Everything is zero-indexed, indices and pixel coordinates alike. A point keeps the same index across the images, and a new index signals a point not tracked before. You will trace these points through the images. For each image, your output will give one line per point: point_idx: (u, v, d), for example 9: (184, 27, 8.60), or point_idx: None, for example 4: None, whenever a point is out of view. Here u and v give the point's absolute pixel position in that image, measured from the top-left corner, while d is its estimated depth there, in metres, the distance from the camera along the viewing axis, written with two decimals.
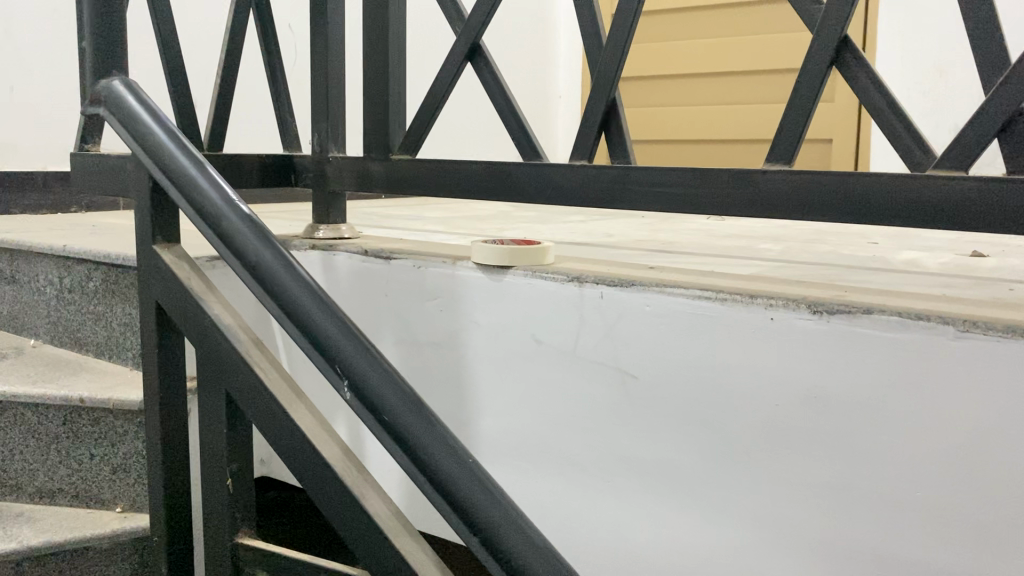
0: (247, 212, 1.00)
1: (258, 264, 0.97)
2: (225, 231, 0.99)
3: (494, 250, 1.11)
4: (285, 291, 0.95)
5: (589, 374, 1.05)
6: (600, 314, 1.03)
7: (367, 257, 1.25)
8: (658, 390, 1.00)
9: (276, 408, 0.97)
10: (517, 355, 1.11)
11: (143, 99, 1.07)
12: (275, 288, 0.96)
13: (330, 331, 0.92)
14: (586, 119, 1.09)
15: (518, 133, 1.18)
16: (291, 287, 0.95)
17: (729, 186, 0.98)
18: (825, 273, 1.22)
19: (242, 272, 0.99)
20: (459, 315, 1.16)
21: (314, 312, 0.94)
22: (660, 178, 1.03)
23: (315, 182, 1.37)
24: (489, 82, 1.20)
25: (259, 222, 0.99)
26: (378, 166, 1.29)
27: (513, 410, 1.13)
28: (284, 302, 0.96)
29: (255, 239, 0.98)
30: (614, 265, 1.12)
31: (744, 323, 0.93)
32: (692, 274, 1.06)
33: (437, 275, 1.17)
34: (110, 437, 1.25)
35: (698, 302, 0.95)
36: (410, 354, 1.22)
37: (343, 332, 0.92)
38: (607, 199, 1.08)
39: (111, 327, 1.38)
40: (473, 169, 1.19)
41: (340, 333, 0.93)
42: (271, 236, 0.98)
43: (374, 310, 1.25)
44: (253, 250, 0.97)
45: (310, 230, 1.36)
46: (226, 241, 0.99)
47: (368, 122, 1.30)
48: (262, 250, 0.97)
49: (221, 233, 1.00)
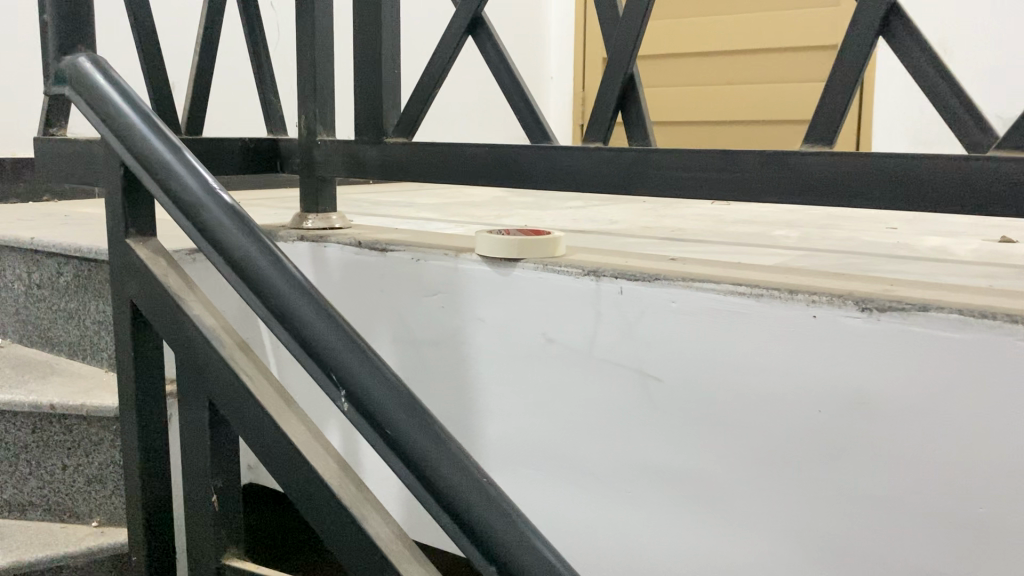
0: (229, 200, 0.89)
1: (240, 259, 0.87)
2: (203, 222, 0.89)
3: (501, 242, 1.02)
4: (272, 289, 0.85)
5: (607, 376, 0.96)
6: (619, 311, 0.94)
7: (360, 249, 1.15)
8: (685, 395, 0.91)
9: (266, 419, 0.87)
10: (526, 356, 1.02)
11: (112, 77, 0.97)
12: (260, 285, 0.86)
13: (322, 333, 0.82)
14: (600, 98, 0.99)
15: (524, 113, 1.08)
16: (277, 284, 0.85)
17: (761, 170, 0.89)
18: (854, 262, 1.13)
19: (224, 268, 0.88)
20: (462, 312, 1.07)
21: (304, 313, 0.83)
22: (682, 162, 0.94)
23: (303, 167, 1.27)
24: (492, 58, 1.10)
25: (242, 212, 0.89)
26: (371, 151, 1.19)
27: (521, 415, 1.04)
28: (271, 302, 0.85)
29: (236, 231, 0.87)
30: (631, 256, 1.03)
31: (782, 321, 0.84)
32: (717, 266, 0.98)
33: (438, 269, 1.08)
34: (83, 446, 1.16)
35: (730, 298, 0.86)
36: (408, 354, 1.13)
37: (336, 334, 0.82)
38: (623, 186, 0.98)
39: (84, 326, 1.28)
40: (474, 153, 1.09)
41: (333, 335, 0.82)
42: (254, 226, 0.88)
43: (369, 306, 1.15)
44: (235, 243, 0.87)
45: (298, 220, 1.26)
46: (205, 233, 0.89)
47: (360, 103, 1.20)
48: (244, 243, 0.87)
49: (200, 224, 0.89)
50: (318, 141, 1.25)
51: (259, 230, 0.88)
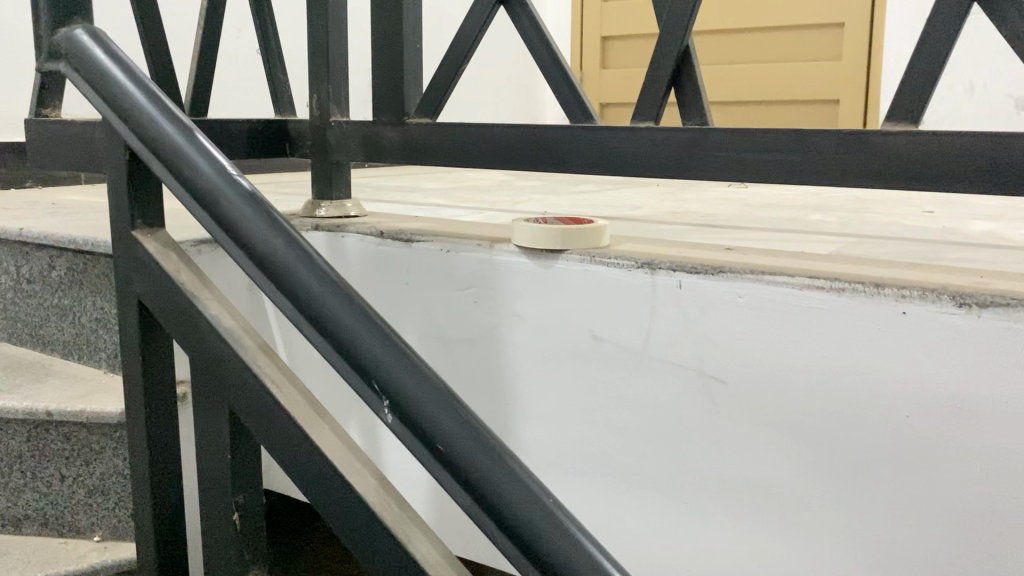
0: (249, 187, 0.80)
1: (262, 253, 0.77)
2: (221, 212, 0.80)
3: (541, 231, 0.93)
4: (302, 286, 0.76)
5: (664, 377, 0.88)
6: (678, 307, 0.86)
7: (382, 239, 1.06)
8: (753, 398, 0.84)
9: (296, 431, 0.79)
10: (572, 355, 0.94)
11: (113, 52, 0.87)
12: (286, 282, 0.77)
13: (360, 336, 0.73)
14: (651, 73, 0.91)
15: (563, 90, 0.99)
16: (308, 281, 0.76)
17: (837, 151, 0.81)
18: (911, 250, 1.06)
19: (244, 263, 0.79)
20: (498, 308, 0.99)
21: (340, 314, 0.74)
22: (746, 143, 0.85)
23: (315, 150, 1.18)
24: (527, 30, 1.01)
25: (264, 201, 0.79)
26: (391, 133, 1.10)
27: (565, 418, 0.96)
28: (300, 301, 0.76)
29: (260, 221, 0.78)
30: (682, 246, 0.96)
31: (866, 318, 0.77)
32: (779, 256, 0.90)
33: (471, 261, 1.00)
34: (84, 455, 1.07)
35: (806, 293, 0.79)
36: (436, 352, 1.05)
37: (378, 339, 0.73)
38: (677, 169, 0.90)
39: (80, 323, 1.19)
40: (508, 135, 1.00)
41: (375, 339, 0.73)
42: (279, 217, 0.79)
43: (393, 300, 1.07)
44: (256, 235, 0.78)
45: (309, 208, 1.17)
46: (223, 224, 0.80)
47: (378, 80, 1.11)
48: (267, 234, 0.78)
49: (216, 214, 0.80)
50: (332, 122, 1.15)
51: (285, 221, 0.79)
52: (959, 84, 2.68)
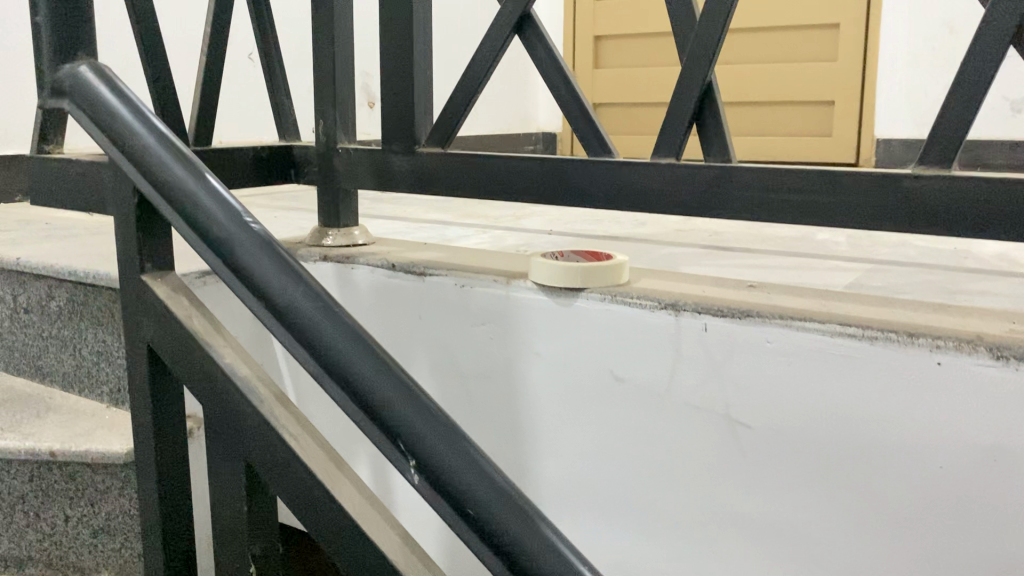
0: (264, 235, 0.78)
1: (279, 302, 0.75)
2: (235, 259, 0.77)
3: (561, 269, 0.91)
4: (323, 340, 0.73)
5: (688, 420, 0.87)
6: (704, 350, 0.85)
7: (394, 271, 1.04)
8: (781, 443, 0.82)
9: (316, 486, 0.76)
10: (592, 395, 0.92)
11: (120, 90, 0.85)
12: (304, 334, 0.74)
13: (383, 391, 0.71)
14: (673, 108, 0.89)
15: (579, 122, 0.97)
16: (329, 336, 0.73)
17: (867, 194, 0.79)
18: (928, 280, 1.05)
19: (260, 312, 0.76)
20: (515, 345, 0.97)
21: (364, 370, 0.72)
22: (773, 182, 0.84)
23: (322, 177, 1.15)
24: (542, 60, 0.99)
25: (281, 249, 0.77)
26: (402, 162, 1.07)
27: (584, 457, 0.95)
28: (319, 354, 0.74)
29: (277, 272, 0.75)
30: (702, 283, 0.94)
31: (900, 368, 0.75)
32: (802, 295, 0.88)
33: (487, 296, 0.97)
34: (88, 495, 1.04)
35: (837, 340, 0.78)
36: (450, 387, 1.03)
37: (403, 399, 0.71)
38: (700, 207, 0.89)
39: (80, 355, 1.16)
40: (524, 167, 0.99)
41: (401, 398, 0.71)
42: (296, 266, 0.76)
43: (405, 334, 1.05)
44: (273, 284, 0.75)
45: (316, 236, 1.15)
46: (237, 271, 0.77)
47: (388, 107, 1.08)
48: (284, 284, 0.75)
49: (230, 261, 0.77)
50: (339, 149, 1.13)
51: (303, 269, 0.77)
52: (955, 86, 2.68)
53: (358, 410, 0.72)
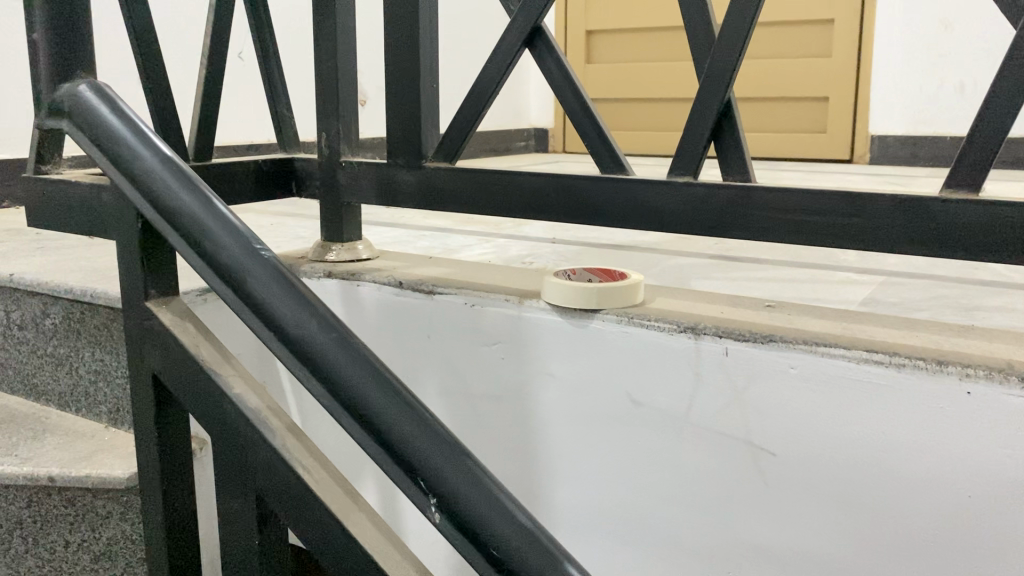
0: (276, 263, 0.75)
1: (293, 334, 0.72)
2: (246, 288, 0.74)
3: (576, 291, 0.89)
4: (340, 374, 0.71)
5: (707, 445, 0.85)
6: (724, 374, 0.83)
7: (401, 289, 1.02)
8: (804, 470, 0.81)
9: (330, 521, 0.74)
10: (609, 418, 0.91)
11: (123, 110, 0.82)
12: (319, 367, 0.72)
13: (402, 427, 0.68)
14: (690, 126, 0.87)
15: (592, 139, 0.94)
16: (345, 368, 0.71)
17: (892, 217, 0.78)
18: (943, 295, 1.04)
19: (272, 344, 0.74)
20: (528, 366, 0.95)
21: (381, 404, 0.69)
22: (794, 204, 0.82)
23: (324, 190, 1.13)
24: (553, 74, 0.97)
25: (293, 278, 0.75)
26: (409, 177, 1.05)
27: (599, 480, 0.93)
28: (335, 388, 0.71)
29: (290, 301, 0.73)
30: (718, 302, 0.92)
31: (929, 397, 0.74)
32: (822, 317, 0.87)
33: (498, 316, 0.95)
34: (88, 520, 1.02)
35: (864, 366, 0.76)
36: (460, 408, 1.01)
37: (422, 434, 0.68)
38: (719, 227, 0.87)
39: (77, 374, 1.13)
40: (536, 184, 0.97)
41: (420, 433, 0.68)
42: (310, 296, 0.74)
43: (413, 353, 1.03)
44: (286, 315, 0.73)
45: (319, 251, 1.12)
46: (249, 301, 0.74)
47: (393, 121, 1.06)
48: (298, 315, 0.73)
49: (240, 291, 0.75)
50: (343, 163, 1.10)
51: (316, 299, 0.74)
52: (950, 82, 2.68)
53: (375, 446, 0.70)
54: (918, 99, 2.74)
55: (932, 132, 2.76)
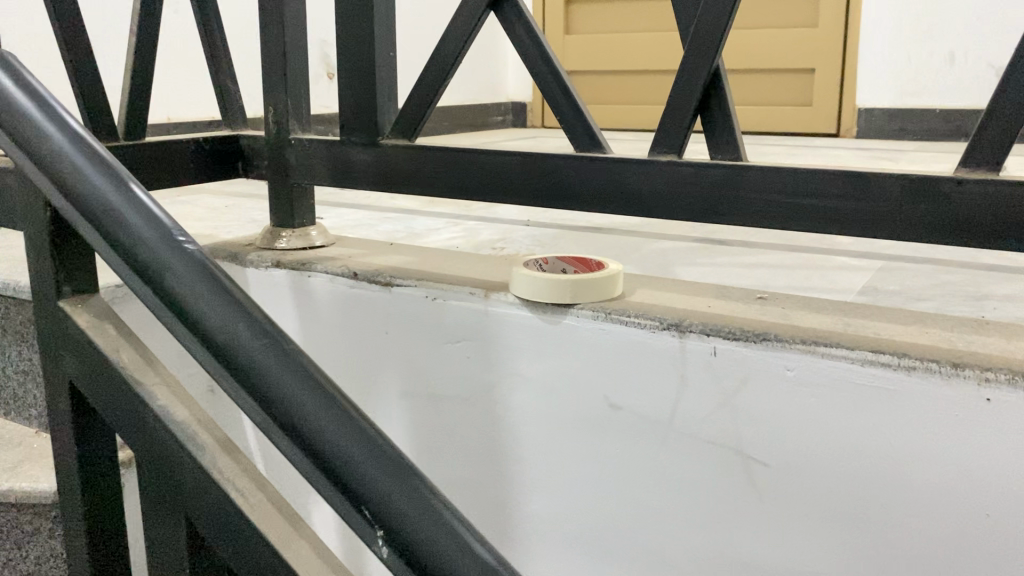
0: (201, 257, 0.66)
1: (219, 339, 0.62)
2: (166, 287, 0.64)
3: (547, 283, 0.80)
4: (273, 386, 0.61)
5: (694, 454, 0.77)
6: (712, 377, 0.75)
7: (355, 280, 0.92)
8: (800, 483, 0.73)
9: (268, 551, 0.64)
10: (585, 425, 0.82)
11: (29, 84, 0.72)
12: (251, 378, 0.62)
13: (344, 446, 0.58)
14: (674, 98, 0.78)
15: (565, 112, 0.85)
16: (281, 378, 0.61)
17: (900, 201, 0.69)
18: (948, 282, 0.95)
19: (198, 353, 0.64)
20: (495, 366, 0.86)
21: (321, 420, 0.59)
22: (790, 186, 0.73)
23: (273, 171, 1.03)
24: (522, 39, 0.87)
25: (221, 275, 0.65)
26: (364, 156, 0.95)
27: (574, 491, 0.85)
28: (269, 403, 0.61)
29: (216, 302, 0.63)
30: (705, 294, 0.84)
31: (943, 404, 0.66)
32: (820, 310, 0.78)
33: (462, 311, 0.86)
34: (14, 537, 0.92)
35: (869, 369, 0.68)
36: (423, 410, 0.92)
37: (373, 458, 0.58)
38: (706, 211, 0.78)
39: (4, 374, 1.03)
40: (504, 164, 0.87)
41: (369, 455, 0.58)
42: (240, 297, 0.64)
43: (370, 351, 0.93)
44: (212, 317, 0.63)
45: (269, 238, 1.02)
46: (170, 302, 0.65)
47: (346, 93, 0.96)
48: (224, 317, 0.63)
49: (161, 290, 0.65)
50: (292, 140, 1.00)
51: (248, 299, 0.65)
52: (940, 51, 2.59)
53: (318, 469, 0.59)
54: (909, 68, 2.65)
55: (921, 104, 2.68)
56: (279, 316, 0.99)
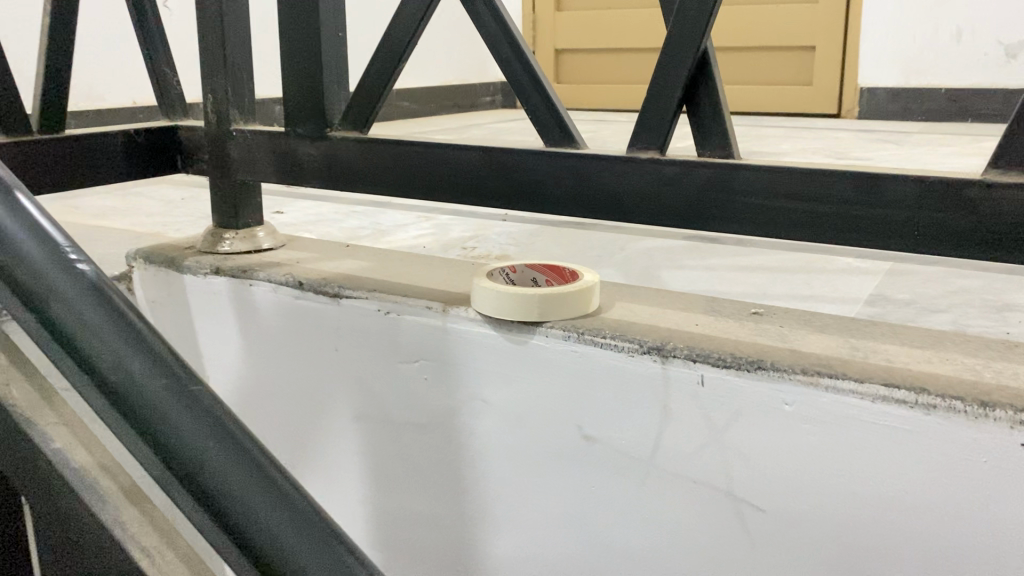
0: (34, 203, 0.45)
1: (51, 314, 0.41)
2: None
3: (510, 299, 0.70)
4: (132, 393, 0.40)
5: (680, 495, 0.67)
6: (700, 409, 0.65)
7: (301, 290, 0.82)
8: (801, 532, 0.63)
9: None
10: (557, 458, 0.72)
11: None
12: (99, 379, 0.41)
13: (236, 484, 0.39)
14: (656, 87, 0.68)
15: (533, 103, 0.75)
16: (191, 426, 0.40)
17: (918, 208, 0.59)
18: (966, 288, 0.85)
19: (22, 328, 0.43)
20: (457, 390, 0.76)
21: (202, 447, 0.40)
22: (789, 188, 0.63)
23: (214, 166, 0.92)
24: (487, 24, 0.77)
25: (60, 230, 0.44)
26: (310, 150, 0.85)
27: (547, 530, 0.75)
28: (126, 415, 0.41)
29: (51, 258, 0.42)
30: (692, 308, 0.73)
31: (969, 448, 0.56)
32: (823, 329, 0.68)
33: (418, 328, 0.76)
34: None
35: (881, 406, 0.58)
36: (378, 436, 0.82)
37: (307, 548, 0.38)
38: (693, 217, 0.68)
39: None
40: (465, 160, 0.77)
41: (301, 538, 0.39)
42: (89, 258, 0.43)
43: (320, 370, 0.83)
44: (42, 281, 0.42)
45: (210, 242, 0.92)
46: None
47: (291, 79, 0.86)
48: (59, 282, 0.41)
49: None
50: (234, 132, 0.90)
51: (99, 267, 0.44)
52: (948, 25, 2.47)
53: (229, 550, 0.39)
54: (914, 43, 2.53)
55: (926, 83, 2.57)
56: (221, 328, 0.89)
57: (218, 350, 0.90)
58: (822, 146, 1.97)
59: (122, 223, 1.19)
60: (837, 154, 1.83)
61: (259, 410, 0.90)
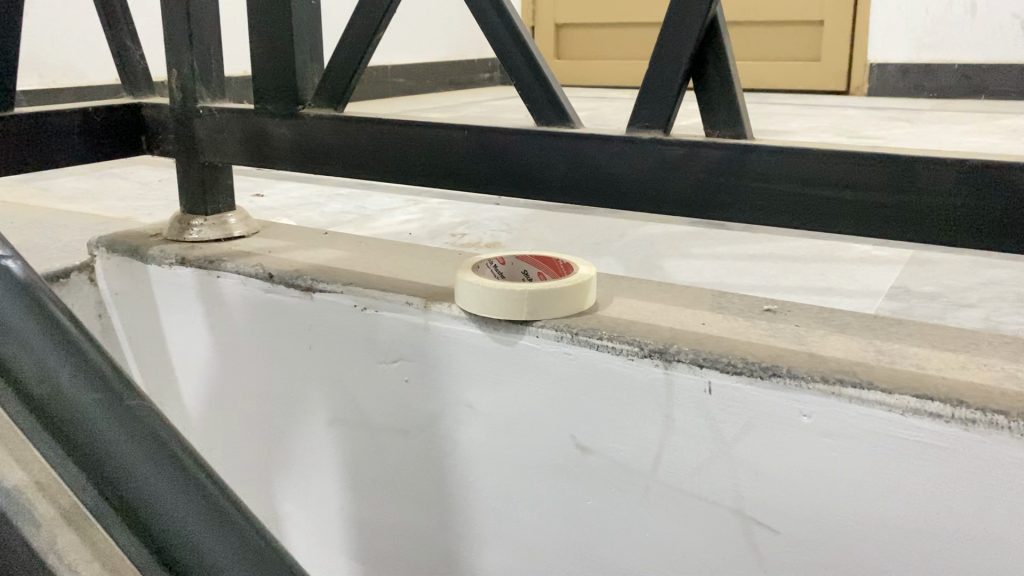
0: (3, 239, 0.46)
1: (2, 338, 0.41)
2: None
3: (497, 295, 0.63)
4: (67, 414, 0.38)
5: (684, 513, 0.61)
6: (707, 420, 0.58)
7: (271, 283, 0.75)
8: (819, 557, 0.57)
9: None
10: (548, 469, 0.66)
11: None
12: (37, 404, 0.39)
13: (165, 497, 0.35)
14: (660, 61, 0.61)
15: (523, 75, 0.68)
16: (125, 440, 0.37)
17: (956, 196, 0.52)
18: (997, 280, 0.78)
19: None
20: (440, 393, 0.69)
21: (135, 460, 0.37)
22: (809, 173, 0.56)
23: (180, 147, 0.85)
24: None
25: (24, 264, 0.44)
26: (282, 129, 0.78)
27: (539, 547, 0.69)
28: (59, 439, 0.38)
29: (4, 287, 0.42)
30: (698, 304, 0.67)
31: (1013, 470, 0.49)
32: (844, 329, 0.61)
33: (398, 325, 0.69)
34: None
35: (912, 420, 0.51)
36: (356, 441, 0.76)
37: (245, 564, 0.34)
38: (700, 204, 0.61)
39: None
40: (449, 140, 0.70)
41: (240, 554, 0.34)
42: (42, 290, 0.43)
43: (293, 369, 0.77)
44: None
45: (177, 230, 0.85)
46: None
47: (262, 53, 0.79)
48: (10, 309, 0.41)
49: None
50: (200, 110, 0.83)
51: (56, 298, 0.43)
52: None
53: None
54: (927, 17, 2.44)
55: (938, 58, 2.48)
56: (188, 322, 0.82)
57: (186, 346, 0.84)
58: (832, 124, 1.89)
59: (91, 207, 1.12)
60: (848, 133, 1.75)
61: (230, 410, 0.83)
